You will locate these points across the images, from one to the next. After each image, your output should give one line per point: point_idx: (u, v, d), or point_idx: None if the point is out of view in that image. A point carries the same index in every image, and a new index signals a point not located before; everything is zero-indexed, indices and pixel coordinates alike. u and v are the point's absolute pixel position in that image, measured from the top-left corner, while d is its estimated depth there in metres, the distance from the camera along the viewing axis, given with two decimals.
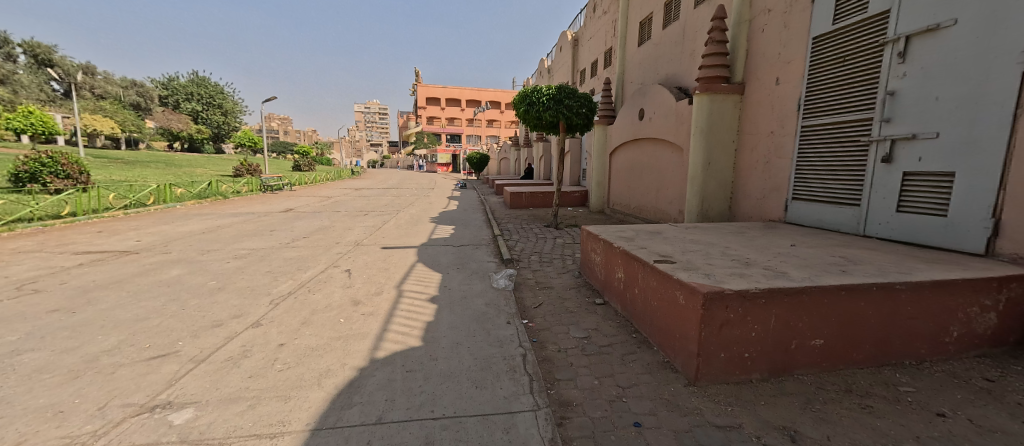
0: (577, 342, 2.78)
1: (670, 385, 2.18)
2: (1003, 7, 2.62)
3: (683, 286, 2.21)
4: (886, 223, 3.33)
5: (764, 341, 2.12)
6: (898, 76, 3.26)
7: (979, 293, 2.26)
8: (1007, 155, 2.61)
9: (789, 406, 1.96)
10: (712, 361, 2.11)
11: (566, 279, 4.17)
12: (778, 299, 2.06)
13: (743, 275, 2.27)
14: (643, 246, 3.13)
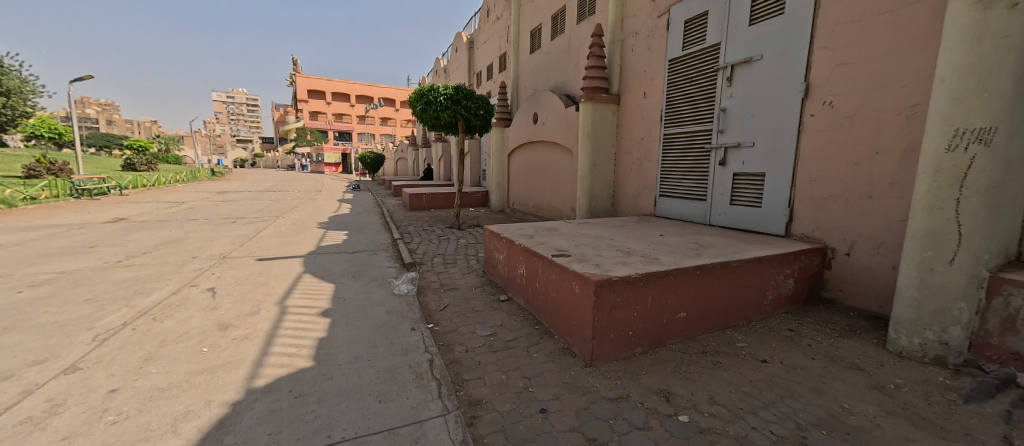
0: (483, 340, 2.83)
1: (571, 369, 2.37)
2: (790, 49, 3.52)
3: (578, 276, 2.42)
4: (725, 213, 4.16)
5: (644, 318, 2.45)
6: (727, 96, 4.11)
7: (782, 264, 2.99)
8: (795, 160, 3.51)
9: (664, 371, 2.30)
10: (605, 342, 2.36)
11: (470, 279, 4.20)
12: (652, 281, 2.42)
13: (626, 263, 2.60)
14: (543, 241, 3.35)
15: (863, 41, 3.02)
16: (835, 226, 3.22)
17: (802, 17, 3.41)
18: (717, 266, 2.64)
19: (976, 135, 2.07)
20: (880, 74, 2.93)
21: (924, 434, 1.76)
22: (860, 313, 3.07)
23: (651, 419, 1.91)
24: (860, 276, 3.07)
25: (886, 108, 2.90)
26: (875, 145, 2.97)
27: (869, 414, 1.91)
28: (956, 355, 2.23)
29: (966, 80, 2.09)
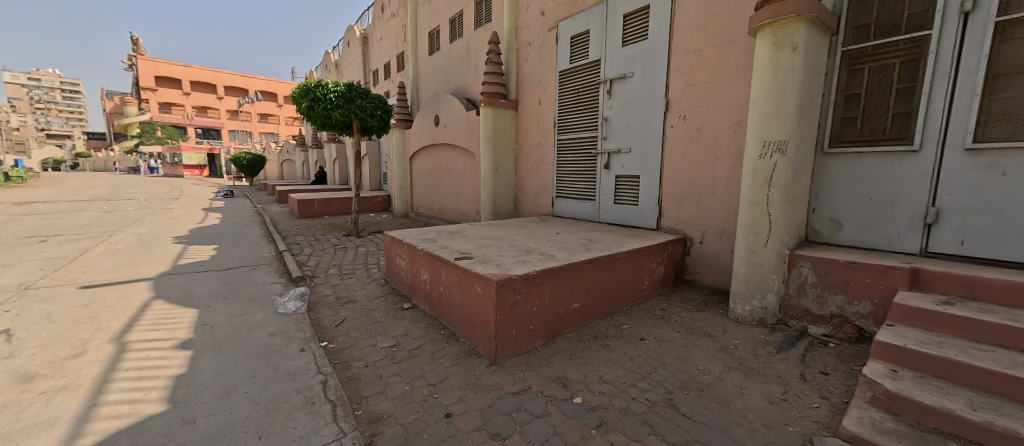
0: (385, 352, 2.73)
1: (475, 370, 2.44)
2: (654, 69, 4.10)
3: (479, 278, 2.51)
4: (611, 211, 4.67)
5: (543, 312, 2.65)
6: (608, 107, 4.61)
7: (655, 253, 3.49)
8: (662, 164, 4.10)
9: (561, 359, 2.52)
10: (507, 339, 2.49)
11: (370, 289, 4.01)
12: (548, 277, 2.62)
13: (525, 262, 2.77)
14: (445, 245, 3.36)
15: (705, 67, 3.67)
16: (692, 219, 3.86)
17: (662, 42, 4.00)
18: (603, 259, 2.97)
19: (777, 145, 2.69)
20: (717, 95, 3.60)
21: (752, 382, 2.24)
22: (711, 290, 3.72)
23: (549, 405, 2.08)
24: (711, 259, 3.73)
25: (722, 123, 3.58)
26: (716, 152, 3.63)
27: (716, 372, 2.35)
28: (772, 317, 2.92)
29: (770, 104, 2.70)
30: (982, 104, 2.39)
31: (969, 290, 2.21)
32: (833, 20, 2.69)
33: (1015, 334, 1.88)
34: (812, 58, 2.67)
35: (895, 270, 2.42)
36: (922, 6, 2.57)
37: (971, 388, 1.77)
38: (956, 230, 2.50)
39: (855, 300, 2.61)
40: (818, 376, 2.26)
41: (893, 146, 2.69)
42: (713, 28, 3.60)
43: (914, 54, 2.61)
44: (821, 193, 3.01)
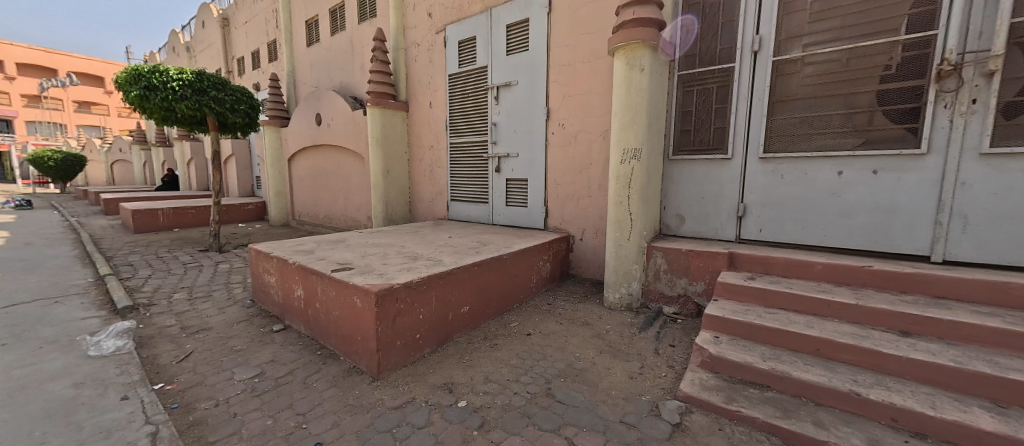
0: (245, 385, 2.42)
1: (354, 389, 2.33)
2: (535, 79, 4.38)
3: (358, 290, 2.40)
4: (502, 213, 4.85)
5: (429, 319, 2.64)
6: (496, 113, 4.77)
7: (540, 252, 3.74)
8: (546, 168, 4.40)
9: (449, 365, 2.55)
10: (391, 351, 2.43)
11: (231, 313, 3.51)
12: (434, 283, 2.64)
13: (411, 269, 2.74)
14: (322, 257, 3.12)
15: (578, 80, 4.06)
16: (573, 219, 4.23)
17: (541, 55, 4.30)
18: (490, 261, 3.09)
19: (633, 153, 3.16)
20: (589, 106, 4.00)
21: (617, 362, 2.59)
22: (591, 282, 4.13)
23: (432, 414, 2.09)
24: (589, 254, 4.13)
25: (594, 131, 3.99)
26: (590, 158, 4.04)
27: (589, 357, 2.65)
28: (637, 302, 3.38)
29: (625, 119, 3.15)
30: (769, 123, 3.10)
31: (763, 267, 2.89)
32: (671, 48, 3.26)
33: (788, 298, 2.57)
34: (656, 78, 3.20)
35: (717, 255, 3.04)
36: (730, 43, 3.22)
37: (763, 343, 2.40)
38: (758, 221, 3.19)
39: (694, 281, 3.16)
40: (667, 349, 2.74)
41: (715, 155, 3.32)
42: (583, 46, 3.99)
43: (725, 81, 3.26)
44: (669, 193, 3.57)
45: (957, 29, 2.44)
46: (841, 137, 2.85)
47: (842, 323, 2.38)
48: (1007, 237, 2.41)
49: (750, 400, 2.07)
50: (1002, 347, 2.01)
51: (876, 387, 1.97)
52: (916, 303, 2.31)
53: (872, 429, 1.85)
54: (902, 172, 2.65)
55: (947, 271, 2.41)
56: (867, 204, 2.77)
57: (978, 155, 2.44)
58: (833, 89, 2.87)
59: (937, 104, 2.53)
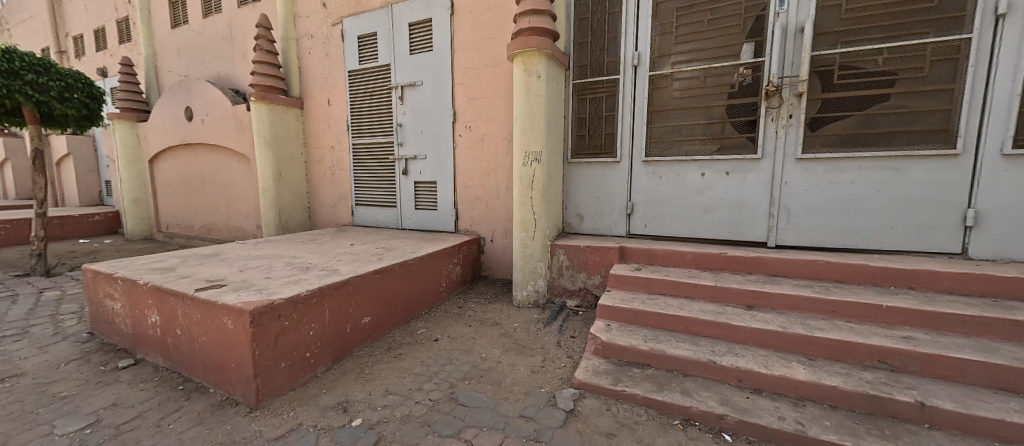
0: (72, 438, 1.98)
1: (225, 425, 2.06)
2: (440, 80, 4.32)
3: (228, 310, 2.14)
4: (412, 217, 4.70)
5: (321, 335, 2.45)
6: (401, 113, 4.60)
7: (450, 255, 3.73)
8: (455, 170, 4.37)
9: (345, 382, 2.40)
10: (273, 375, 2.20)
11: (59, 352, 2.86)
12: (327, 295, 2.46)
13: (298, 281, 2.52)
14: (187, 274, 2.71)
15: (482, 84, 4.11)
16: (483, 221, 4.27)
17: (444, 56, 4.26)
18: (393, 267, 2.99)
19: (534, 156, 3.33)
20: (493, 110, 4.08)
21: (522, 358, 2.74)
22: (502, 282, 4.21)
23: (321, 438, 1.96)
24: (499, 255, 4.22)
25: (499, 134, 4.08)
26: (497, 161, 4.12)
27: (495, 356, 2.76)
28: (543, 298, 3.55)
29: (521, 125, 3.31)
30: (648, 130, 3.46)
31: (648, 258, 3.22)
32: (565, 58, 3.51)
33: (667, 285, 2.91)
34: (552, 85, 3.41)
35: (610, 249, 3.31)
36: (615, 57, 3.53)
37: (646, 326, 2.70)
38: (643, 217, 3.54)
39: (591, 275, 3.40)
40: (568, 341, 2.98)
41: (606, 158, 3.61)
42: (486, 50, 4.06)
43: (612, 91, 3.56)
44: (569, 194, 3.80)
45: (778, 58, 2.98)
46: (702, 144, 3.31)
47: (705, 303, 2.77)
48: (817, 225, 3.01)
49: (633, 379, 2.33)
50: (814, 311, 2.51)
51: (728, 355, 2.35)
52: (758, 282, 2.78)
53: (724, 391, 2.20)
54: (747, 174, 3.17)
55: (781, 254, 2.93)
56: (725, 201, 3.25)
57: (797, 159, 3.01)
58: (696, 102, 3.30)
59: (768, 118, 3.07)
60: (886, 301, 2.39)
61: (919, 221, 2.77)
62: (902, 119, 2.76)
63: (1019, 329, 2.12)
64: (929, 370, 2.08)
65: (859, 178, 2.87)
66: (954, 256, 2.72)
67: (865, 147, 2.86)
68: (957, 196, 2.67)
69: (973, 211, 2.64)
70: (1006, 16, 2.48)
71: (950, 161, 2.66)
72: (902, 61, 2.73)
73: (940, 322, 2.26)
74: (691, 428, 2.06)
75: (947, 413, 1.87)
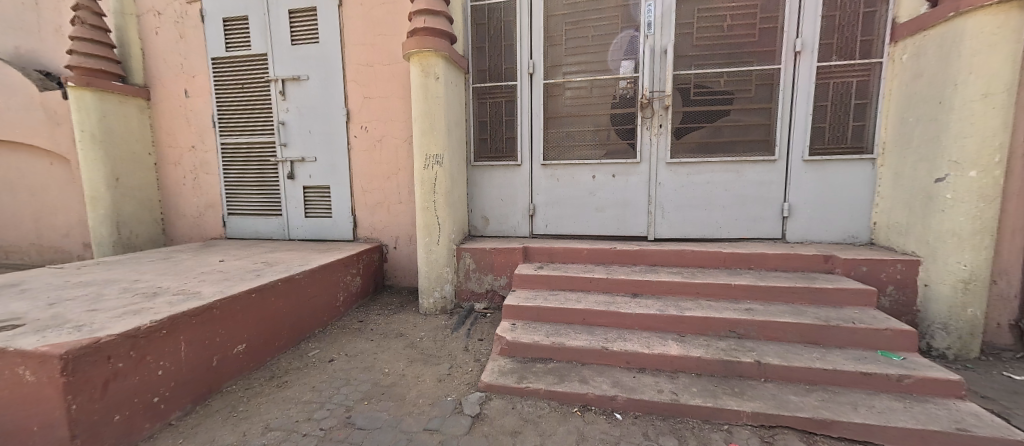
0: None
1: None
2: (329, 76, 3.98)
3: (28, 359, 1.72)
4: (301, 226, 4.21)
5: (176, 374, 2.10)
6: (284, 110, 4.10)
7: (347, 267, 3.46)
8: (350, 174, 4.05)
9: (209, 424, 2.10)
10: (104, 431, 1.82)
11: None
12: (181, 324, 2.12)
13: (138, 312, 2.11)
14: None
15: (377, 82, 3.89)
16: (385, 227, 4.04)
17: (334, 50, 3.93)
18: (272, 284, 2.67)
19: (436, 159, 3.27)
20: (391, 111, 3.90)
21: (427, 368, 2.69)
22: (408, 290, 4.02)
23: None
24: (404, 262, 4.03)
25: (398, 136, 3.91)
26: (397, 164, 3.94)
27: (399, 369, 2.67)
28: (450, 303, 3.49)
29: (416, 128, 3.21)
30: (545, 135, 3.64)
31: (550, 256, 3.38)
32: (463, 61, 3.52)
33: (565, 280, 3.08)
34: (452, 88, 3.39)
35: (514, 250, 3.39)
36: (512, 64, 3.64)
37: (548, 322, 2.83)
38: (544, 218, 3.71)
39: (497, 276, 3.44)
40: (475, 344, 2.98)
41: (508, 162, 3.69)
42: (381, 47, 3.85)
43: (511, 97, 3.66)
44: (473, 197, 3.80)
45: (649, 75, 3.38)
46: (593, 149, 3.59)
47: (600, 294, 3.00)
48: (685, 220, 3.47)
49: (536, 374, 2.41)
50: (685, 294, 2.89)
51: (618, 340, 2.57)
52: (642, 271, 3.10)
53: (615, 373, 2.41)
54: (630, 176, 3.52)
55: (659, 247, 3.31)
56: (614, 201, 3.57)
57: (669, 164, 3.44)
58: (585, 111, 3.57)
59: (644, 127, 3.46)
60: (737, 280, 2.86)
61: (753, 214, 3.36)
62: (741, 130, 3.33)
63: (823, 294, 2.70)
64: (765, 334, 2.55)
65: (714, 179, 3.40)
66: (777, 241, 3.35)
67: (717, 153, 3.38)
68: (777, 193, 3.31)
69: (787, 205, 3.29)
70: (801, 53, 3.16)
71: (774, 165, 3.29)
72: (738, 84, 3.30)
73: (773, 293, 2.77)
74: (588, 412, 2.21)
75: (776, 368, 2.29)
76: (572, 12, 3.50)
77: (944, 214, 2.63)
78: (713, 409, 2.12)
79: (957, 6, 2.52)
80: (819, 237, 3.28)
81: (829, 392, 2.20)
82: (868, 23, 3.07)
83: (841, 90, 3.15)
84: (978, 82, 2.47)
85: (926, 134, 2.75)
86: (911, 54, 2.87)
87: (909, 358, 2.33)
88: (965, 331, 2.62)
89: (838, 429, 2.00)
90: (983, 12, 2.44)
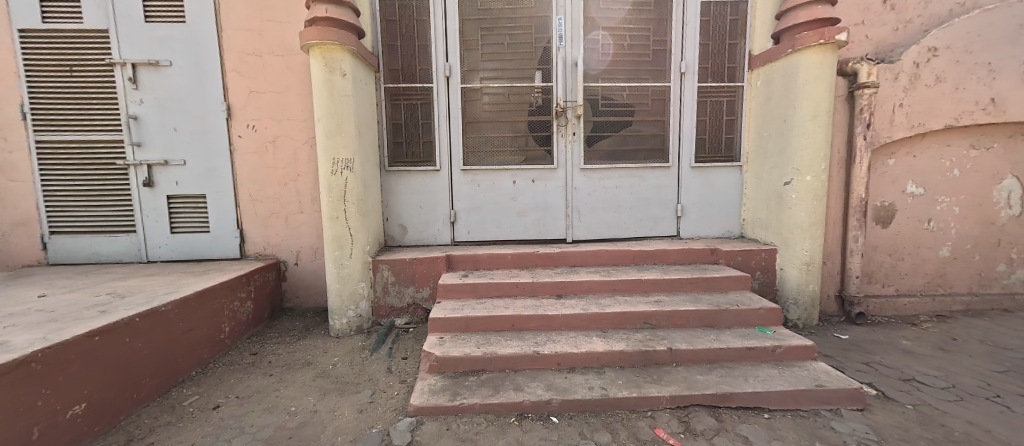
0: None
1: None
2: (201, 63, 3.34)
3: None
4: (166, 244, 3.44)
5: None
6: (136, 101, 3.31)
7: (234, 291, 2.92)
8: (235, 180, 3.45)
9: None
10: None
11: None
12: None
13: None
14: None
15: (266, 75, 3.39)
16: (281, 241, 3.52)
17: (207, 33, 3.31)
18: (124, 322, 2.10)
19: (345, 163, 2.97)
20: (285, 108, 3.43)
21: (344, 398, 2.40)
22: (315, 311, 3.58)
23: None
24: (308, 279, 3.57)
25: (297, 137, 3.46)
26: (296, 169, 3.48)
27: (309, 405, 2.33)
28: (367, 322, 3.20)
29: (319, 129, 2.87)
30: (464, 140, 3.58)
31: (473, 263, 3.31)
32: (373, 58, 3.27)
33: (492, 287, 3.04)
34: (361, 86, 3.12)
35: (436, 259, 3.24)
36: (427, 65, 3.49)
37: (477, 332, 2.75)
38: (466, 224, 3.64)
39: (420, 288, 3.26)
40: (399, 364, 2.76)
41: (426, 167, 3.55)
42: (271, 35, 3.37)
43: (427, 99, 3.51)
44: (388, 204, 3.55)
45: (562, 85, 3.55)
46: (511, 155, 3.63)
47: (526, 298, 3.03)
48: (598, 222, 3.72)
49: (470, 389, 2.32)
50: (604, 291, 3.08)
51: (547, 343, 2.61)
52: (563, 273, 3.22)
53: (548, 376, 2.43)
54: (549, 181, 3.65)
55: (577, 248, 3.48)
56: (534, 205, 3.66)
57: (583, 169, 3.65)
58: (504, 117, 3.60)
59: (559, 134, 3.61)
60: (646, 275, 3.14)
61: (653, 215, 3.74)
62: (641, 140, 3.70)
63: (714, 283, 3.11)
64: (673, 322, 2.83)
65: (621, 183, 3.71)
66: (673, 238, 3.78)
67: (623, 160, 3.70)
68: (671, 195, 3.74)
69: (680, 206, 3.74)
70: (685, 74, 3.63)
71: (669, 171, 3.72)
72: (637, 98, 3.66)
73: (676, 285, 3.11)
74: (525, 421, 2.18)
75: (685, 352, 2.54)
76: (487, 18, 3.50)
77: (792, 211, 3.24)
78: (638, 398, 2.24)
79: (794, 44, 3.14)
80: (705, 233, 3.79)
81: (726, 368, 2.50)
82: (733, 52, 3.66)
83: (716, 108, 3.71)
84: (809, 106, 3.11)
85: (776, 146, 3.38)
86: (763, 81, 3.50)
87: (778, 331, 2.77)
88: (810, 304, 3.27)
89: (735, 400, 2.25)
90: (811, 50, 3.07)
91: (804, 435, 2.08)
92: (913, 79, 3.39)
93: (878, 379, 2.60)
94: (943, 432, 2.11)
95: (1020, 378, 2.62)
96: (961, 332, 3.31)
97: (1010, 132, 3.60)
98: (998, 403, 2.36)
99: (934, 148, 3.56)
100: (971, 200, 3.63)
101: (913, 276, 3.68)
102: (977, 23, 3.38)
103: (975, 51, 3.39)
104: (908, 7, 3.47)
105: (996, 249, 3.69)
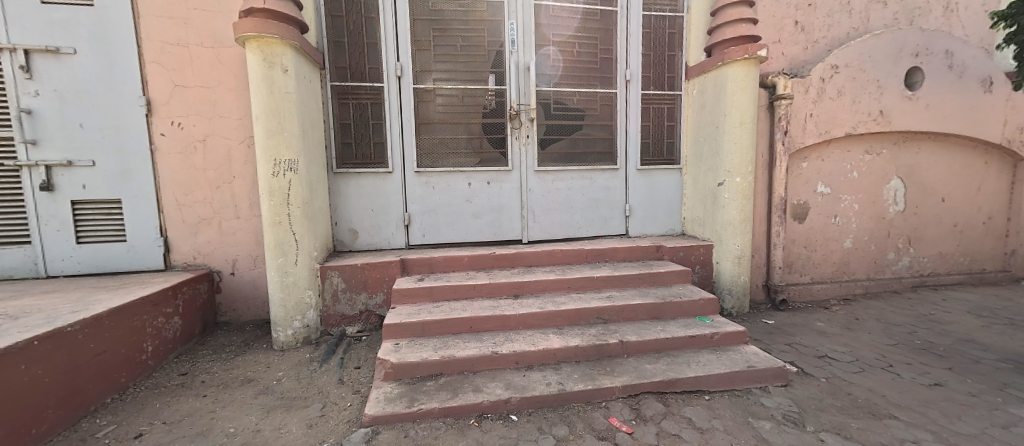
0: None
1: None
2: (114, 53, 2.98)
3: None
4: (72, 256, 3.02)
5: None
6: (29, 93, 2.86)
7: (158, 306, 2.63)
8: (157, 182, 3.11)
9: None
10: None
11: None
12: None
13: None
14: None
15: (194, 67, 3.10)
16: (213, 249, 3.23)
17: (121, 19, 2.96)
18: (20, 346, 1.80)
19: (288, 164, 2.80)
20: (217, 104, 3.16)
21: (290, 415, 2.25)
22: (254, 324, 3.32)
23: None
24: (245, 290, 3.30)
25: (231, 136, 3.20)
26: (230, 170, 3.21)
27: (250, 425, 2.15)
28: (315, 332, 3.03)
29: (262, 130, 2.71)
30: (418, 141, 3.53)
31: (428, 267, 3.26)
32: (318, 55, 3.12)
33: (448, 290, 3.01)
34: (304, 83, 2.95)
35: (389, 264, 3.16)
36: (377, 64, 3.39)
37: (434, 336, 2.70)
38: (420, 227, 3.58)
39: (372, 294, 3.15)
40: (351, 374, 2.64)
41: (378, 169, 3.44)
42: (198, 24, 3.09)
43: (376, 99, 3.41)
44: (337, 208, 3.40)
45: (515, 88, 3.61)
46: (464, 157, 3.63)
47: (483, 299, 3.04)
48: (552, 222, 3.81)
49: (428, 394, 2.27)
50: (559, 289, 3.15)
51: (506, 343, 2.63)
52: (519, 273, 3.27)
53: (506, 376, 2.45)
54: (504, 183, 3.69)
55: (533, 249, 3.55)
56: (489, 207, 3.68)
57: (536, 171, 3.73)
58: (457, 119, 3.59)
59: (513, 136, 3.67)
60: (598, 273, 3.27)
61: (603, 215, 3.91)
62: (591, 143, 3.85)
63: (658, 277, 3.31)
64: (623, 316, 2.95)
65: (573, 185, 3.84)
66: (622, 236, 3.97)
67: (573, 163, 3.83)
68: (619, 196, 3.94)
69: (628, 207, 3.95)
70: (630, 81, 3.84)
71: (617, 173, 3.91)
72: (586, 103, 3.81)
73: (625, 281, 3.27)
74: (485, 421, 2.18)
75: (635, 343, 2.68)
76: (437, 19, 3.47)
77: (725, 209, 3.54)
78: (592, 390, 2.33)
79: (723, 58, 3.45)
80: (651, 231, 4.03)
81: (671, 356, 2.67)
82: (672, 63, 3.93)
83: (658, 114, 3.96)
84: (737, 114, 3.42)
85: (710, 150, 3.68)
86: (698, 90, 3.80)
87: (715, 319, 3.01)
88: (741, 293, 3.60)
89: (680, 385, 2.42)
90: (737, 63, 3.39)
91: (738, 412, 2.28)
92: (820, 92, 3.86)
93: (798, 358, 2.92)
94: (849, 399, 2.41)
95: (907, 349, 3.06)
96: (861, 313, 3.81)
97: (894, 140, 4.22)
98: (891, 371, 2.74)
99: (838, 153, 4.07)
100: (867, 198, 4.20)
101: (824, 266, 4.17)
102: (867, 45, 3.93)
103: (865, 70, 3.95)
104: (815, 29, 3.94)
105: (886, 240, 4.30)
